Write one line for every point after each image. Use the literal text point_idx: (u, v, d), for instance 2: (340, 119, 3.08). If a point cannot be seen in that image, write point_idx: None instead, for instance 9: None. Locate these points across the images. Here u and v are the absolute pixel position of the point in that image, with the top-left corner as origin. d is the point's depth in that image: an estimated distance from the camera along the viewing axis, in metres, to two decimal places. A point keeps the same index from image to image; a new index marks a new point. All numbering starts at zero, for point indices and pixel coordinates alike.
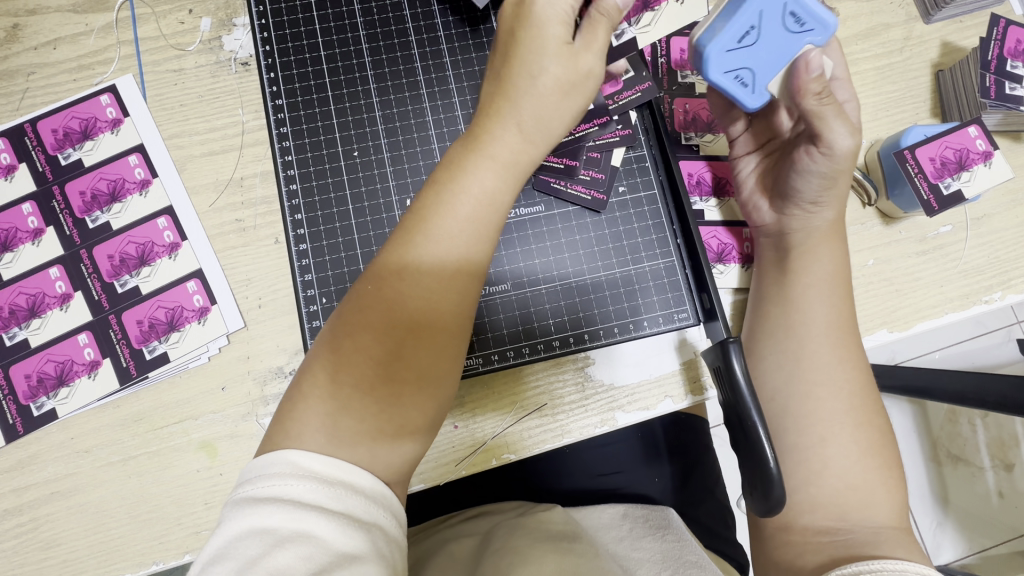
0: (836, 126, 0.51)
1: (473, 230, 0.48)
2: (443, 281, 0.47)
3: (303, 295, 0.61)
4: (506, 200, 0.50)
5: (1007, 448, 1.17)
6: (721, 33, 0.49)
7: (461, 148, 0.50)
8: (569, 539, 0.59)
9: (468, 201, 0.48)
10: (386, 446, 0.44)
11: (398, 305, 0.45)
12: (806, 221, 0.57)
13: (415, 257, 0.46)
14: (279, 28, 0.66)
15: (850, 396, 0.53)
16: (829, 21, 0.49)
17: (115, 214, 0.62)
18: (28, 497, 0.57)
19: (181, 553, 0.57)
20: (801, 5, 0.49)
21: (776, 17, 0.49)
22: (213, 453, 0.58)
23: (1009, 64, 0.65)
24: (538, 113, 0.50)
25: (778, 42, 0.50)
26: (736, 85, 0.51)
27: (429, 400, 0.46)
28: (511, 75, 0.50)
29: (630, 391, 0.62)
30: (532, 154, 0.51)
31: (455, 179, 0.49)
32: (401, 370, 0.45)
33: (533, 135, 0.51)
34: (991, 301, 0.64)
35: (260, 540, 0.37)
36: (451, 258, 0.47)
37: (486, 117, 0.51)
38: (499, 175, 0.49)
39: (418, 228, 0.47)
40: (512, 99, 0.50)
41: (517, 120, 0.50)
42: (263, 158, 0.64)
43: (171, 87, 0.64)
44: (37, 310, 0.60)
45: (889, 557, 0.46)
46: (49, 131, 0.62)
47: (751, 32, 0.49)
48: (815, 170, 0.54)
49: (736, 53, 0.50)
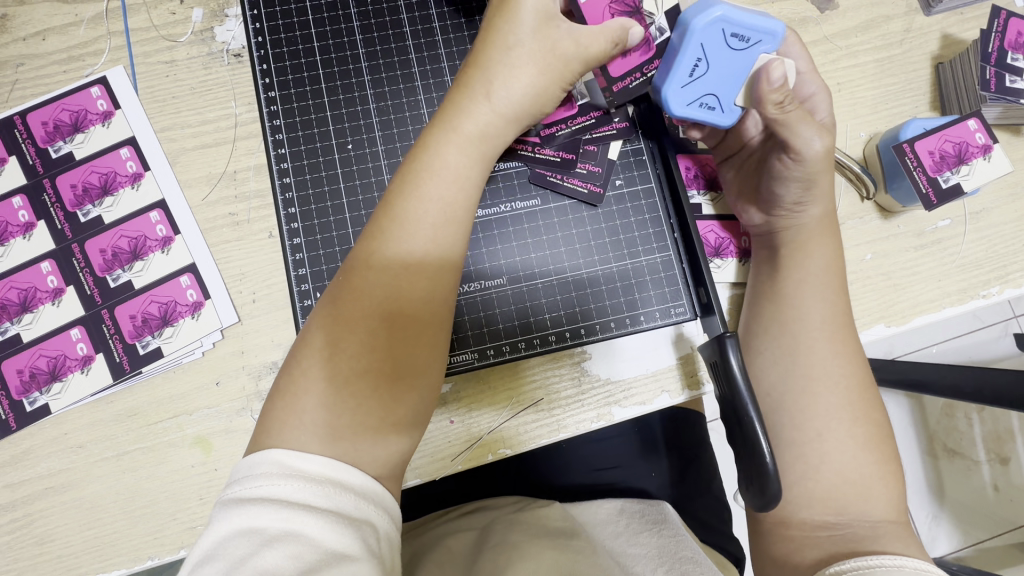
0: (800, 131, 0.51)
1: (442, 210, 0.47)
2: (414, 267, 0.46)
3: (298, 290, 0.61)
4: (475, 174, 0.50)
5: (1003, 442, 1.18)
6: (672, 72, 0.54)
7: (429, 129, 0.50)
8: (567, 535, 0.59)
9: (436, 179, 0.48)
10: (374, 438, 0.44)
11: (371, 294, 0.45)
12: (792, 221, 0.57)
13: (386, 244, 0.46)
14: (271, 18, 0.65)
15: (846, 391, 0.53)
16: (775, 28, 0.52)
17: (107, 208, 0.61)
18: (22, 493, 0.56)
19: (176, 549, 0.56)
20: (738, 25, 0.51)
21: (718, 43, 0.52)
22: (208, 448, 0.58)
23: (1010, 56, 0.65)
24: (508, 85, 0.50)
25: (729, 63, 0.53)
26: (703, 110, 0.55)
27: (409, 390, 0.45)
28: (487, 51, 0.51)
29: (627, 385, 0.61)
30: (503, 127, 0.51)
31: (421, 161, 0.48)
32: (378, 361, 0.44)
33: (503, 108, 0.51)
34: (989, 296, 0.64)
35: (248, 540, 0.37)
36: (421, 243, 0.47)
37: (454, 94, 0.51)
38: (467, 151, 0.49)
39: (389, 214, 0.47)
40: (482, 69, 0.51)
41: (486, 91, 0.50)
42: (256, 151, 0.63)
43: (163, 79, 0.63)
44: (29, 305, 0.59)
45: (886, 551, 0.46)
46: (40, 124, 0.62)
47: (700, 63, 0.53)
48: (790, 175, 0.54)
49: (691, 87, 0.55)
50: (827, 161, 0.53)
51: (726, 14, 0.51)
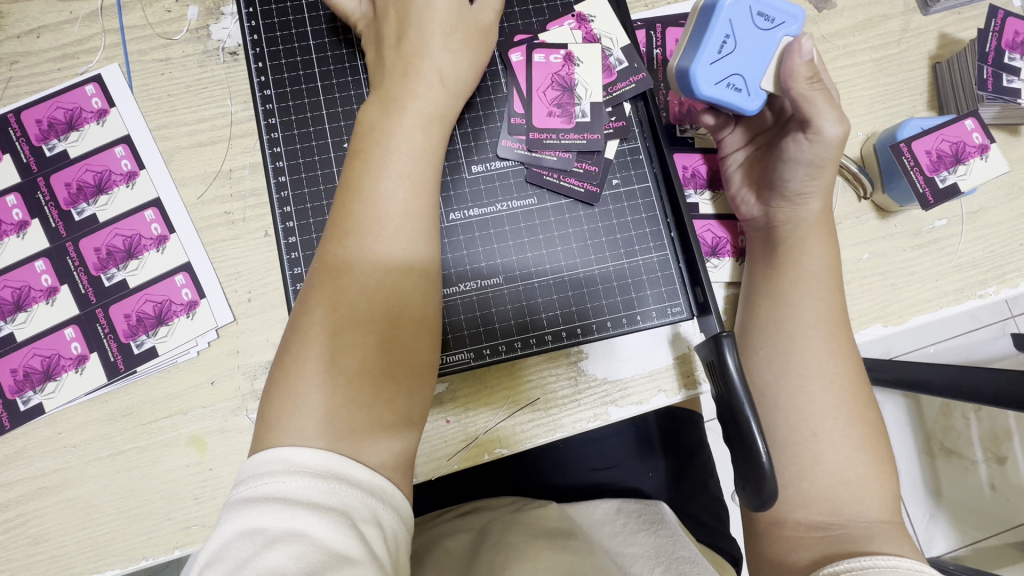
0: (821, 108, 0.53)
1: (409, 185, 0.49)
2: (391, 235, 0.47)
3: (292, 287, 0.59)
4: (434, 144, 0.52)
5: (1000, 441, 1.17)
6: (701, 49, 0.54)
7: (380, 112, 0.51)
8: (563, 535, 0.59)
9: (398, 154, 0.49)
10: (373, 406, 0.44)
11: (352, 269, 0.46)
12: (793, 213, 0.57)
13: (358, 222, 0.47)
14: (267, 16, 0.64)
15: (841, 390, 0.53)
16: (796, 13, 0.55)
17: (102, 206, 0.61)
18: (16, 493, 0.56)
19: (171, 548, 0.56)
20: (765, 5, 0.54)
21: (745, 21, 0.54)
22: (203, 448, 0.58)
23: (1008, 56, 0.65)
24: (443, 59, 0.53)
25: (756, 40, 0.54)
26: (731, 91, 0.55)
27: (400, 363, 0.46)
28: (418, 29, 0.53)
29: (623, 385, 0.61)
30: (448, 97, 0.54)
31: (380, 143, 0.49)
32: (366, 331, 0.45)
33: (445, 80, 0.53)
34: (986, 295, 0.64)
35: (253, 541, 0.37)
36: (394, 217, 0.48)
37: (397, 77, 0.53)
38: (420, 124, 0.51)
39: (354, 195, 0.48)
40: (418, 49, 0.53)
41: (428, 68, 0.53)
42: (252, 150, 0.63)
43: (158, 77, 0.63)
44: (23, 304, 0.59)
45: (880, 552, 0.45)
46: (33, 122, 0.61)
47: (728, 40, 0.54)
48: (803, 156, 0.54)
49: (719, 65, 0.55)
50: (839, 151, 0.54)
51: None
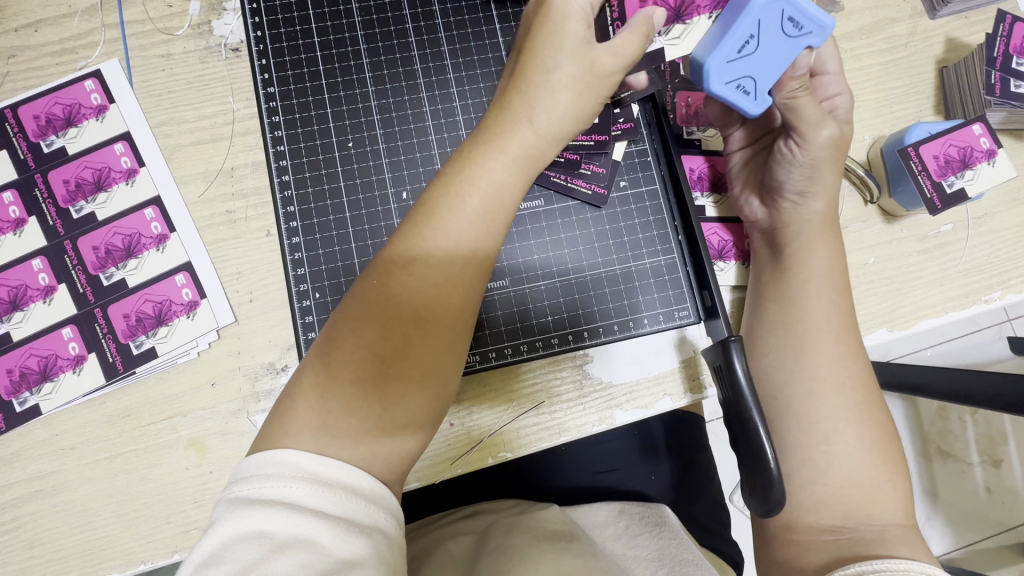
0: (807, 116, 0.52)
1: (482, 226, 0.47)
2: (454, 274, 0.45)
3: (296, 291, 0.60)
4: (516, 191, 0.49)
5: (996, 445, 1.18)
6: (721, 43, 0.50)
7: (471, 140, 0.49)
8: (567, 538, 0.58)
9: (480, 192, 0.47)
10: (393, 441, 0.43)
11: (406, 300, 0.44)
12: (795, 212, 0.57)
13: (424, 251, 0.45)
14: (271, 13, 0.64)
15: (851, 394, 0.53)
16: (828, 23, 0.49)
17: (100, 204, 0.60)
18: (10, 496, 0.55)
19: (170, 552, 0.55)
20: (797, 10, 0.49)
21: (774, 23, 0.49)
22: (202, 450, 0.57)
23: (1015, 61, 0.65)
24: (549, 107, 0.48)
25: (779, 49, 0.50)
26: (738, 93, 0.52)
27: (433, 400, 0.45)
28: (529, 67, 0.49)
29: (629, 388, 0.61)
30: (543, 149, 0.50)
31: (464, 171, 0.47)
32: (408, 367, 0.44)
33: (544, 130, 0.49)
34: (991, 301, 0.64)
35: (258, 545, 0.36)
36: (459, 256, 0.46)
37: (497, 111, 0.49)
38: (509, 169, 0.48)
39: (429, 221, 0.46)
40: (524, 90, 0.49)
41: (529, 113, 0.49)
42: (254, 148, 0.62)
43: (159, 73, 0.62)
44: (20, 303, 0.58)
45: (892, 556, 0.45)
46: (31, 117, 0.60)
47: (751, 41, 0.50)
48: (794, 161, 0.55)
49: (736, 64, 0.51)
50: (833, 151, 0.54)
51: None
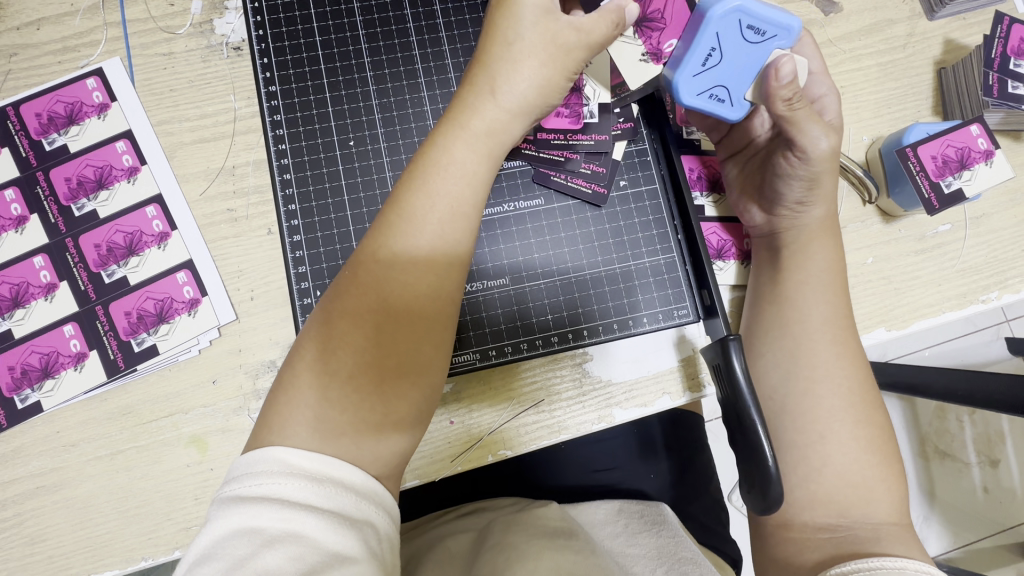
0: (808, 131, 0.51)
1: (449, 208, 0.47)
2: (424, 259, 0.46)
3: (297, 288, 0.60)
4: (482, 170, 0.49)
5: (994, 444, 1.19)
6: (684, 61, 0.52)
7: (436, 126, 0.50)
8: (566, 535, 0.59)
9: (445, 174, 0.47)
10: (375, 434, 0.43)
11: (378, 289, 0.44)
12: (794, 220, 0.57)
13: (393, 240, 0.46)
14: (273, 12, 0.64)
15: (848, 393, 0.53)
16: (791, 23, 0.50)
17: (102, 202, 0.60)
18: (12, 492, 0.55)
19: (170, 549, 0.55)
20: (755, 17, 0.50)
21: (734, 34, 0.51)
22: (203, 447, 0.57)
23: (1013, 62, 0.65)
24: (512, 81, 0.49)
25: (743, 56, 0.51)
26: (712, 102, 0.54)
27: (413, 388, 0.45)
28: (490, 43, 0.50)
29: (628, 387, 0.61)
30: (510, 124, 0.50)
31: (429, 156, 0.48)
32: (382, 356, 0.44)
33: (509, 104, 0.50)
34: (988, 301, 0.64)
35: (249, 540, 0.36)
36: (427, 240, 0.46)
37: (462, 93, 0.51)
38: (473, 148, 0.49)
39: (396, 209, 0.46)
40: (486, 66, 0.50)
41: (492, 87, 0.50)
42: (255, 146, 0.62)
43: (160, 71, 0.62)
44: (21, 301, 0.58)
45: (889, 554, 0.45)
46: (33, 115, 0.60)
47: (713, 53, 0.52)
48: (793, 173, 0.54)
49: (703, 76, 0.53)
50: (832, 162, 0.54)
51: (746, 4, 0.49)
